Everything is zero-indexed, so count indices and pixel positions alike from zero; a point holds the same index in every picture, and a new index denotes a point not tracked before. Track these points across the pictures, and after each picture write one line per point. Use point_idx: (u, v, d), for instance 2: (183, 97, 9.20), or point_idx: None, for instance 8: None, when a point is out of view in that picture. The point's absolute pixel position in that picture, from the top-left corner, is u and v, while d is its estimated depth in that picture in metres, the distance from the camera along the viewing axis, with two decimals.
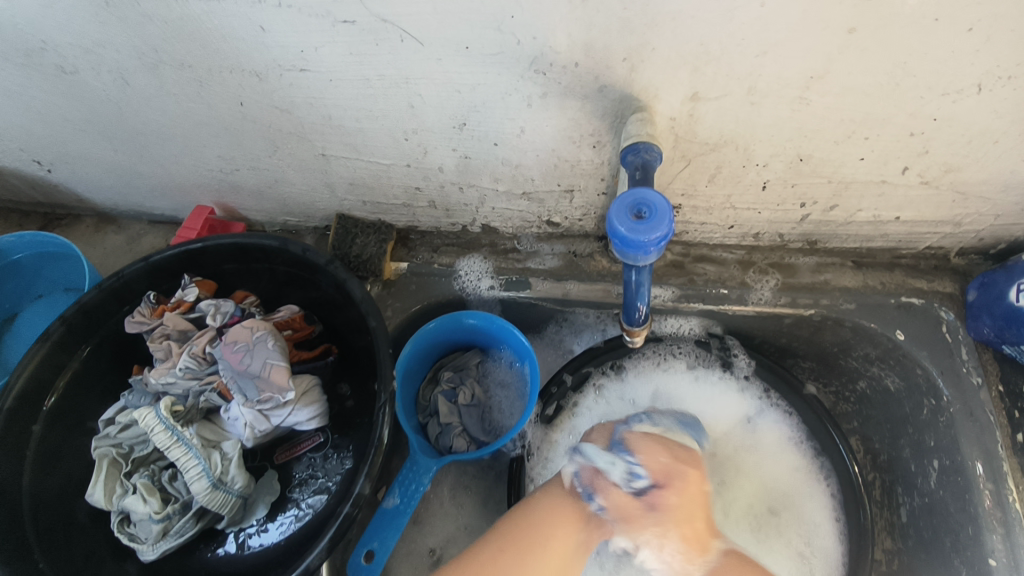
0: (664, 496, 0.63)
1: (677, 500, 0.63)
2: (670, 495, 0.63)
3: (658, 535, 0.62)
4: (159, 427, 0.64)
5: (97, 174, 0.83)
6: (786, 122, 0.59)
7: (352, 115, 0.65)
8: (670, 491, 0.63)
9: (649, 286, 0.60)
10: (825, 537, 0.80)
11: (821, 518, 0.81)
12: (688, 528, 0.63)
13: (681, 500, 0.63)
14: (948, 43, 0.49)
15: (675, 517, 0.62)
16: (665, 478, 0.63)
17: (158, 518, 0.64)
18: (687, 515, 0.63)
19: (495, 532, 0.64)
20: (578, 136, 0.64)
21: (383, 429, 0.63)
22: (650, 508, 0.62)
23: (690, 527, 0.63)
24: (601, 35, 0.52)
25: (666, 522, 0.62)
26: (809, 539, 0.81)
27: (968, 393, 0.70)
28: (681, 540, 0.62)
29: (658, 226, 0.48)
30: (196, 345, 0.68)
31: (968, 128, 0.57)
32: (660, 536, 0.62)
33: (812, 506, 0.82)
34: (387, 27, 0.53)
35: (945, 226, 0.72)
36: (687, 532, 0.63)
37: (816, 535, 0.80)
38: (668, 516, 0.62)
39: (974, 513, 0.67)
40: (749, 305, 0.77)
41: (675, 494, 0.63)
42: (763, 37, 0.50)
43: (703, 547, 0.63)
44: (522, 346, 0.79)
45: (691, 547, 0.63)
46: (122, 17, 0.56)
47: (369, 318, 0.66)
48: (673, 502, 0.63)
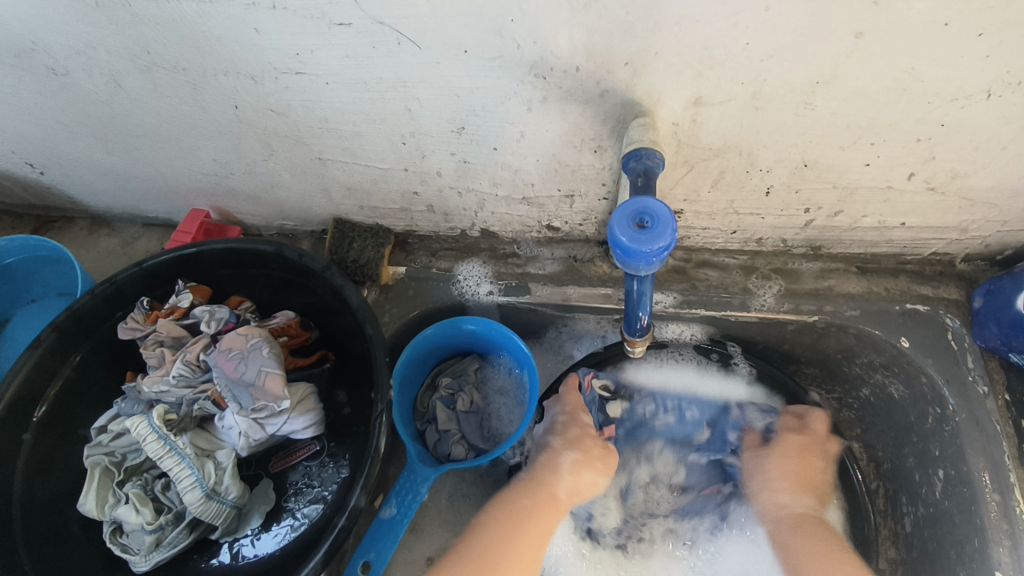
0: (785, 438, 0.77)
1: (797, 449, 0.77)
2: (801, 440, 0.77)
3: (773, 464, 0.76)
4: (151, 436, 0.63)
5: (90, 177, 0.82)
6: (790, 127, 0.58)
7: (349, 119, 0.64)
8: (796, 431, 0.78)
9: (651, 296, 0.59)
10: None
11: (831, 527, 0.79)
12: (797, 469, 0.76)
13: (808, 459, 0.77)
14: (957, 48, 0.48)
15: (785, 455, 0.76)
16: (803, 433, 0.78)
17: (150, 529, 0.63)
18: (800, 459, 0.76)
19: (481, 521, 0.67)
20: (579, 141, 0.63)
21: (380, 439, 0.62)
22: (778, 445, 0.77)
23: (790, 470, 0.75)
24: (603, 39, 0.50)
25: (777, 454, 0.76)
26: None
27: (973, 402, 0.70)
28: (777, 472, 0.75)
29: (661, 236, 0.47)
30: (189, 353, 0.67)
31: (976, 134, 0.56)
32: (777, 469, 0.76)
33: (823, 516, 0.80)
34: (386, 30, 0.52)
35: (950, 232, 0.71)
36: (783, 474, 0.75)
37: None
38: (785, 453, 0.76)
39: (980, 525, 0.66)
40: (751, 311, 0.76)
41: (801, 442, 0.77)
42: (769, 42, 0.49)
43: (798, 489, 0.75)
44: (522, 353, 0.78)
45: (792, 485, 0.75)
46: (114, 18, 0.55)
47: (365, 325, 0.65)
48: (792, 443, 0.77)
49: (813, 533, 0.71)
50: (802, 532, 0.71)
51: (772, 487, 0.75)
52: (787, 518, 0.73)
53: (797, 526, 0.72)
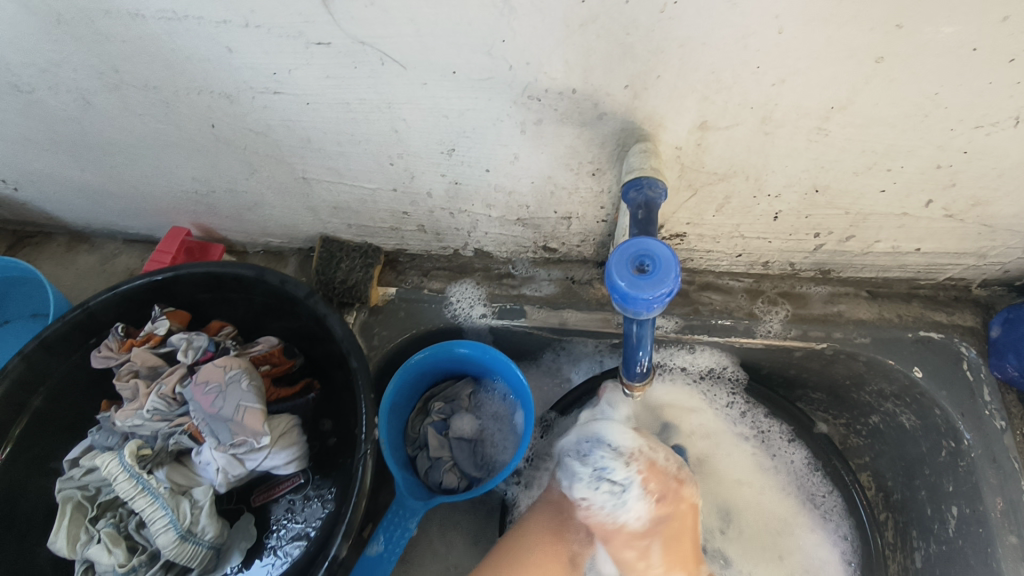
0: (670, 507, 0.68)
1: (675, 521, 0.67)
2: (680, 510, 0.68)
3: (656, 553, 0.66)
4: (123, 475, 0.60)
5: (65, 193, 0.78)
6: (802, 152, 0.54)
7: (332, 139, 0.60)
8: (670, 495, 0.68)
9: (652, 339, 0.56)
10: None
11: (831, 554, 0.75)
12: (678, 550, 0.67)
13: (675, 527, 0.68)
14: (986, 75, 0.45)
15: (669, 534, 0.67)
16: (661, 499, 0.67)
17: (122, 572, 0.60)
18: (680, 534, 0.68)
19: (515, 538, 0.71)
20: (576, 164, 0.59)
21: (365, 475, 0.59)
22: (659, 523, 0.67)
23: (674, 547, 0.67)
24: (601, 62, 0.47)
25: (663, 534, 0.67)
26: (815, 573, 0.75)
27: (990, 438, 0.66)
28: (661, 568, 0.66)
29: (663, 281, 0.43)
30: (166, 385, 0.64)
31: (1000, 161, 0.53)
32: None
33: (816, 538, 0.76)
34: (366, 50, 0.48)
35: (968, 258, 0.67)
36: (668, 561, 0.66)
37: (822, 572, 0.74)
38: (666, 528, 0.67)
39: (995, 568, 0.63)
40: (757, 338, 0.73)
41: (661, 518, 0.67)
42: (781, 66, 0.45)
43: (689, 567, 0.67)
44: (517, 380, 0.75)
45: (681, 570, 0.67)
46: (77, 35, 0.51)
47: (350, 357, 0.62)
48: (679, 511, 0.68)
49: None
50: None
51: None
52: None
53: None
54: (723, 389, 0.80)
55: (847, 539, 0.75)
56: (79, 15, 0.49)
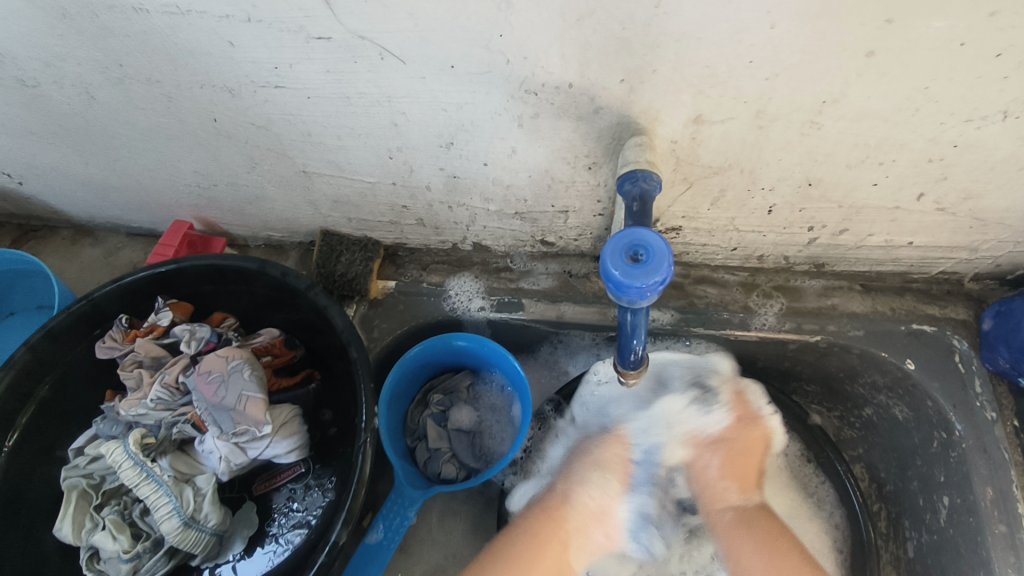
0: (744, 432, 0.71)
1: (740, 445, 0.71)
2: (751, 436, 0.71)
3: (718, 459, 0.70)
4: (127, 463, 0.61)
5: (68, 187, 0.79)
6: (795, 146, 0.55)
7: (332, 133, 0.61)
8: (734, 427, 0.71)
9: (646, 326, 0.56)
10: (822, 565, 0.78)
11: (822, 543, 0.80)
12: (741, 468, 0.70)
13: (744, 445, 0.71)
14: (974, 69, 0.45)
15: (736, 449, 0.71)
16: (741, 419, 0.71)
17: (127, 558, 0.61)
18: (748, 455, 0.71)
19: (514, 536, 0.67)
20: (573, 158, 0.60)
21: (365, 463, 0.60)
22: (725, 444, 0.71)
23: (737, 469, 0.70)
24: (596, 56, 0.48)
25: (727, 450, 0.71)
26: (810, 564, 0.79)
27: (981, 428, 0.67)
28: (718, 471, 0.70)
29: (656, 270, 0.44)
30: (169, 375, 0.65)
31: (991, 154, 0.54)
32: (724, 466, 0.70)
33: (811, 528, 0.81)
34: (366, 44, 0.49)
35: (960, 251, 0.68)
36: (728, 473, 0.70)
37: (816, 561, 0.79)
38: (733, 449, 0.71)
39: (985, 556, 0.64)
40: (752, 331, 0.74)
41: (737, 432, 0.71)
42: (773, 60, 0.46)
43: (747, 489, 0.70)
44: (514, 371, 0.76)
45: (738, 483, 0.70)
46: (81, 29, 0.52)
47: (350, 348, 0.63)
48: (752, 436, 0.71)
49: (770, 527, 0.68)
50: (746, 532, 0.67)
51: (716, 489, 0.70)
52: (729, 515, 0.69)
53: (749, 525, 0.68)
54: None
55: (839, 526, 0.81)
56: (83, 10, 0.50)
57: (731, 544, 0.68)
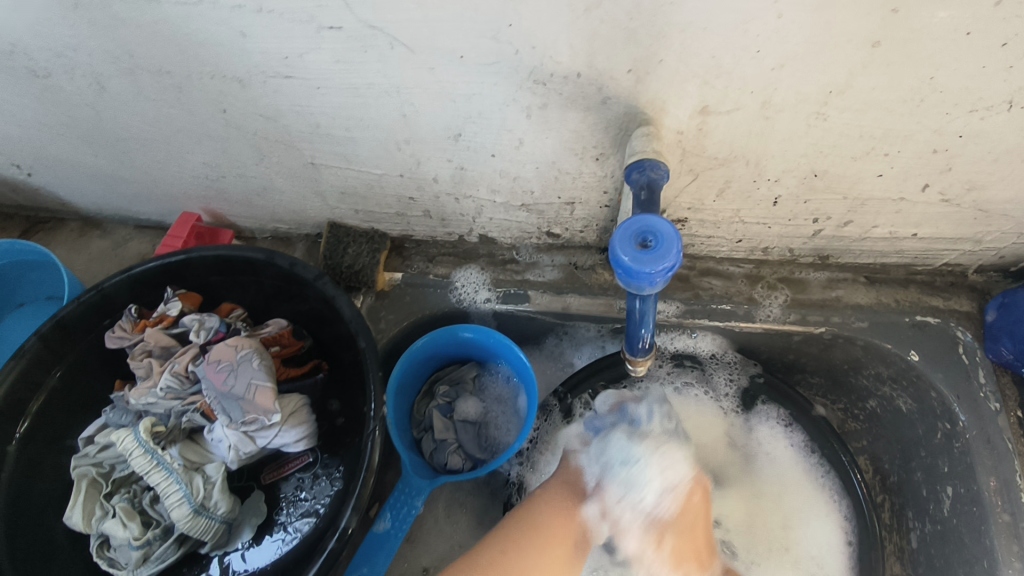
0: (678, 504, 0.65)
1: (688, 519, 0.66)
2: (692, 509, 0.67)
3: (672, 543, 0.65)
4: (138, 451, 0.62)
5: (78, 179, 0.80)
6: (801, 137, 0.56)
7: (340, 124, 0.61)
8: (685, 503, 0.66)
9: (654, 314, 0.57)
10: (833, 561, 0.75)
11: (831, 539, 0.75)
12: (692, 544, 0.66)
13: (689, 519, 0.67)
14: (979, 59, 0.46)
15: (683, 530, 0.66)
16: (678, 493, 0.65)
17: (137, 545, 0.62)
18: (693, 532, 0.67)
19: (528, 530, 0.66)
20: (580, 149, 0.60)
21: (374, 451, 0.61)
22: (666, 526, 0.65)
23: (683, 543, 0.66)
24: (605, 46, 0.48)
25: (675, 534, 0.65)
26: (821, 561, 0.75)
27: (985, 419, 0.68)
28: (671, 559, 0.65)
29: (665, 256, 0.45)
30: (178, 364, 0.66)
31: (995, 145, 0.54)
32: (672, 550, 0.65)
33: (819, 524, 0.76)
34: (375, 34, 0.50)
35: (964, 243, 0.69)
36: (682, 555, 0.66)
37: (826, 558, 0.75)
38: (672, 530, 0.65)
39: (989, 546, 0.65)
40: (757, 322, 0.74)
41: (683, 513, 0.65)
42: (780, 50, 0.47)
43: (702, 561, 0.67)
44: (520, 363, 0.76)
45: (694, 562, 0.67)
46: (93, 19, 0.53)
47: (359, 338, 0.64)
48: (694, 506, 0.67)
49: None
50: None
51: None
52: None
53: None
54: (722, 372, 0.82)
55: (848, 521, 0.75)
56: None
57: None
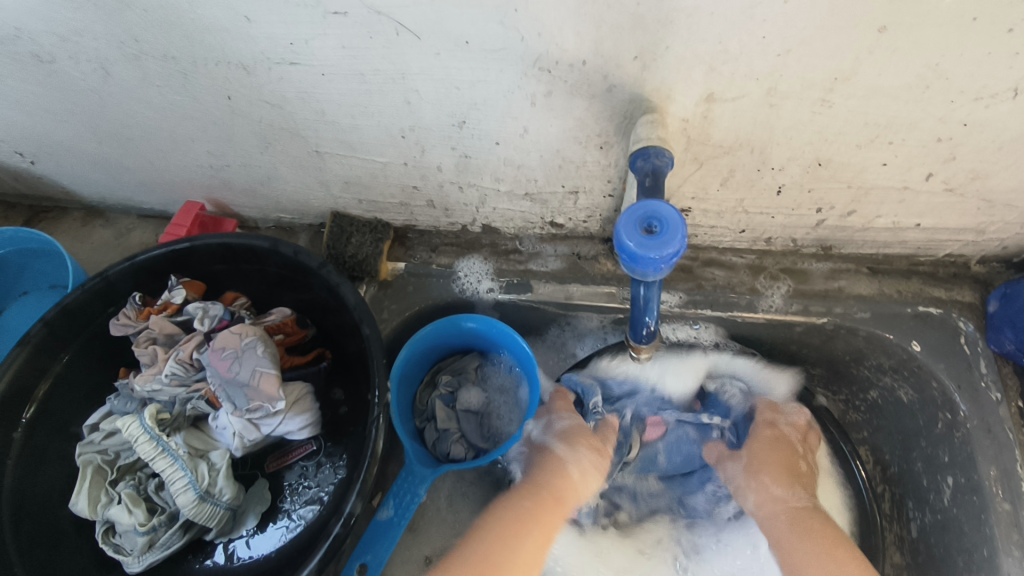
0: (758, 433, 0.77)
1: (773, 443, 0.75)
2: (768, 435, 0.76)
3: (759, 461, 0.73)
4: (143, 438, 0.62)
5: (82, 167, 0.80)
6: (805, 125, 0.56)
7: (346, 112, 0.62)
8: (772, 433, 0.76)
9: (658, 301, 0.57)
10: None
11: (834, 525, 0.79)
12: (782, 463, 0.73)
13: (770, 439, 0.76)
14: (985, 44, 0.46)
15: (762, 447, 0.75)
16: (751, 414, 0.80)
17: (143, 530, 0.62)
18: (779, 451, 0.74)
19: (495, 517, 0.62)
20: (585, 137, 0.60)
21: (377, 438, 0.61)
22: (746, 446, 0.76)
23: (771, 463, 0.73)
24: (611, 32, 0.48)
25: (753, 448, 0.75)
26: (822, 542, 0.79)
27: (986, 409, 0.68)
28: (755, 466, 0.73)
29: (670, 242, 0.45)
30: (183, 351, 0.66)
31: (999, 133, 0.54)
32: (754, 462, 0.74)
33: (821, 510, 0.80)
34: (382, 20, 0.50)
35: (967, 234, 0.69)
36: (766, 467, 0.73)
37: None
38: (755, 447, 0.75)
39: (989, 534, 0.65)
40: (759, 312, 0.74)
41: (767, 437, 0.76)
42: (786, 36, 0.47)
43: (787, 480, 0.71)
44: (523, 352, 0.76)
45: (782, 478, 0.71)
46: (100, 4, 0.52)
47: (362, 325, 0.64)
48: (766, 437, 0.76)
49: (812, 525, 0.66)
50: (799, 531, 0.66)
51: (761, 484, 0.71)
52: (778, 512, 0.69)
53: (791, 522, 0.67)
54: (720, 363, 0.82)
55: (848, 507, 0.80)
56: None
57: (786, 550, 0.65)
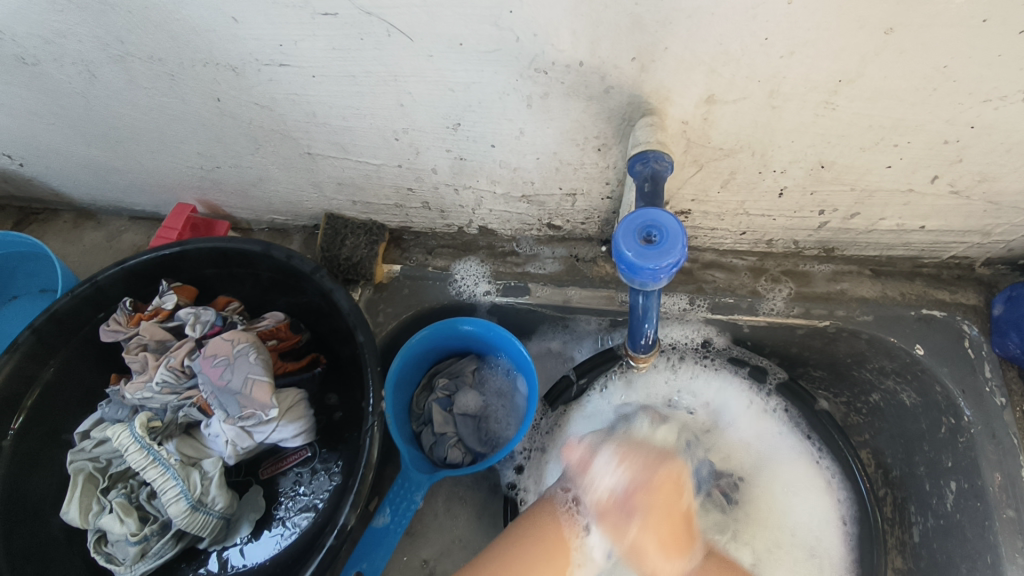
0: (634, 493, 0.65)
1: (655, 507, 0.64)
2: (659, 484, 0.66)
3: (637, 529, 0.64)
4: (134, 447, 0.61)
5: (72, 169, 0.79)
6: (808, 127, 0.54)
7: (338, 114, 0.60)
8: (647, 493, 0.65)
9: (657, 310, 0.56)
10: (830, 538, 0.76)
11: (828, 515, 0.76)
12: (666, 533, 0.64)
13: (656, 507, 0.65)
14: (996, 46, 0.44)
15: (654, 520, 0.64)
16: (646, 473, 0.66)
17: (135, 540, 0.61)
18: (672, 514, 0.65)
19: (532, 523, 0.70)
20: (582, 139, 0.59)
21: (373, 447, 0.60)
22: (631, 509, 0.65)
23: (663, 538, 0.64)
24: (608, 34, 0.47)
25: (642, 520, 0.64)
26: (818, 535, 0.76)
27: (990, 414, 0.67)
28: (647, 545, 0.64)
29: (669, 252, 0.44)
30: (174, 358, 0.65)
31: (1009, 136, 0.53)
32: (639, 538, 0.64)
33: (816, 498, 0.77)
34: (373, 21, 0.48)
35: (972, 236, 0.68)
36: (642, 533, 0.64)
37: (823, 531, 0.76)
38: (643, 521, 0.64)
39: (993, 541, 0.64)
40: (760, 316, 0.73)
41: (651, 496, 0.65)
42: (790, 37, 0.45)
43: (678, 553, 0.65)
44: (521, 356, 0.75)
45: (667, 549, 0.65)
46: (82, 5, 0.51)
47: (357, 331, 0.63)
48: (660, 494, 0.65)
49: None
50: None
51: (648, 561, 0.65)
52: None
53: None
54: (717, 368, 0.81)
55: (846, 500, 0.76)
56: None
57: None
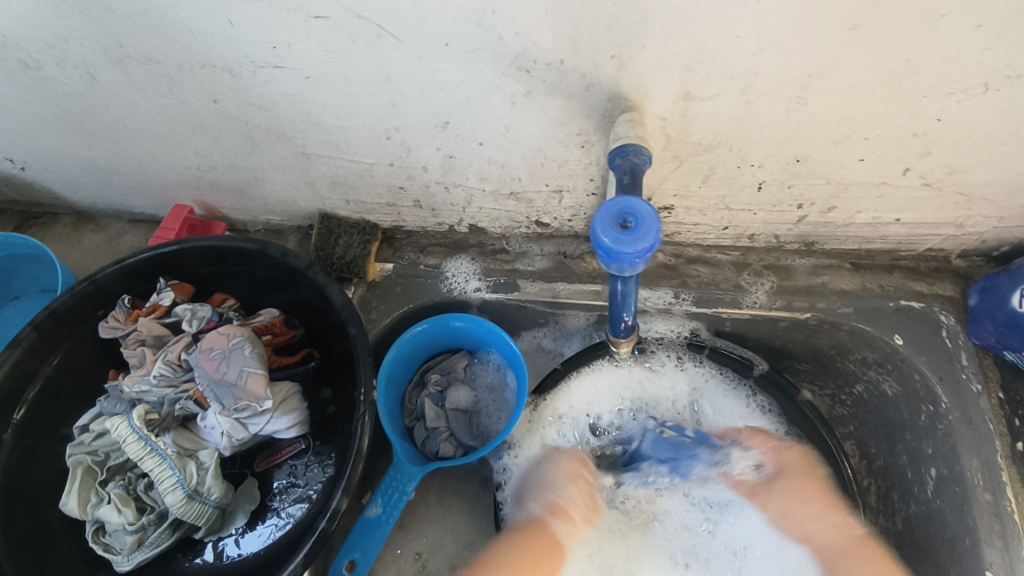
0: (783, 459, 0.76)
1: (807, 468, 0.74)
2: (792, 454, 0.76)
3: (779, 486, 0.75)
4: (132, 438, 0.63)
5: (72, 172, 0.81)
6: (783, 122, 0.57)
7: (331, 113, 0.62)
8: (782, 451, 0.76)
9: (635, 297, 0.58)
10: None
11: None
12: (815, 489, 0.73)
13: (804, 469, 0.75)
14: (955, 41, 0.47)
15: (792, 475, 0.74)
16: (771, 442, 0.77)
17: (132, 529, 0.62)
18: (808, 476, 0.74)
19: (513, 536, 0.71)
20: (565, 137, 0.61)
21: (363, 436, 0.61)
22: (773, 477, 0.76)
23: (806, 485, 0.73)
24: (588, 32, 0.49)
25: (789, 475, 0.75)
26: None
27: (967, 401, 0.69)
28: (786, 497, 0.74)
29: (645, 236, 0.46)
30: (171, 352, 0.67)
31: (973, 129, 0.55)
32: (782, 496, 0.74)
33: None
34: (364, 23, 0.50)
35: (946, 228, 0.70)
36: (797, 494, 0.74)
37: None
38: (789, 477, 0.75)
39: (971, 525, 0.66)
40: (743, 309, 0.75)
41: (785, 457, 0.76)
42: (760, 35, 0.48)
43: (839, 507, 0.73)
44: (511, 351, 0.77)
45: (818, 505, 0.73)
46: (84, 10, 0.53)
47: (349, 325, 0.64)
48: (791, 459, 0.75)
49: (867, 558, 0.69)
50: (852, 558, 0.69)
51: (805, 517, 0.73)
52: (835, 540, 0.71)
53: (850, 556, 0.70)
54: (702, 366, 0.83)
55: None
56: None
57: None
